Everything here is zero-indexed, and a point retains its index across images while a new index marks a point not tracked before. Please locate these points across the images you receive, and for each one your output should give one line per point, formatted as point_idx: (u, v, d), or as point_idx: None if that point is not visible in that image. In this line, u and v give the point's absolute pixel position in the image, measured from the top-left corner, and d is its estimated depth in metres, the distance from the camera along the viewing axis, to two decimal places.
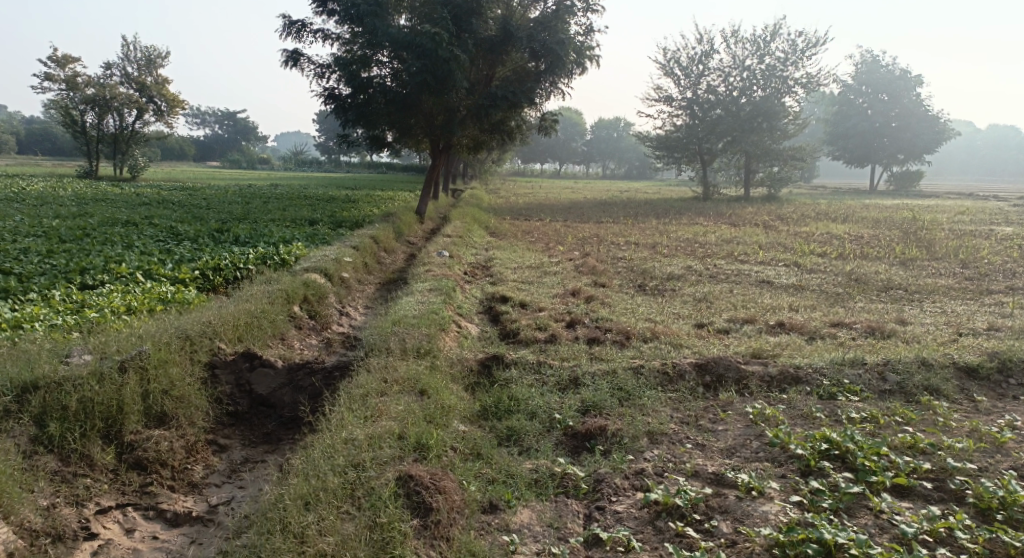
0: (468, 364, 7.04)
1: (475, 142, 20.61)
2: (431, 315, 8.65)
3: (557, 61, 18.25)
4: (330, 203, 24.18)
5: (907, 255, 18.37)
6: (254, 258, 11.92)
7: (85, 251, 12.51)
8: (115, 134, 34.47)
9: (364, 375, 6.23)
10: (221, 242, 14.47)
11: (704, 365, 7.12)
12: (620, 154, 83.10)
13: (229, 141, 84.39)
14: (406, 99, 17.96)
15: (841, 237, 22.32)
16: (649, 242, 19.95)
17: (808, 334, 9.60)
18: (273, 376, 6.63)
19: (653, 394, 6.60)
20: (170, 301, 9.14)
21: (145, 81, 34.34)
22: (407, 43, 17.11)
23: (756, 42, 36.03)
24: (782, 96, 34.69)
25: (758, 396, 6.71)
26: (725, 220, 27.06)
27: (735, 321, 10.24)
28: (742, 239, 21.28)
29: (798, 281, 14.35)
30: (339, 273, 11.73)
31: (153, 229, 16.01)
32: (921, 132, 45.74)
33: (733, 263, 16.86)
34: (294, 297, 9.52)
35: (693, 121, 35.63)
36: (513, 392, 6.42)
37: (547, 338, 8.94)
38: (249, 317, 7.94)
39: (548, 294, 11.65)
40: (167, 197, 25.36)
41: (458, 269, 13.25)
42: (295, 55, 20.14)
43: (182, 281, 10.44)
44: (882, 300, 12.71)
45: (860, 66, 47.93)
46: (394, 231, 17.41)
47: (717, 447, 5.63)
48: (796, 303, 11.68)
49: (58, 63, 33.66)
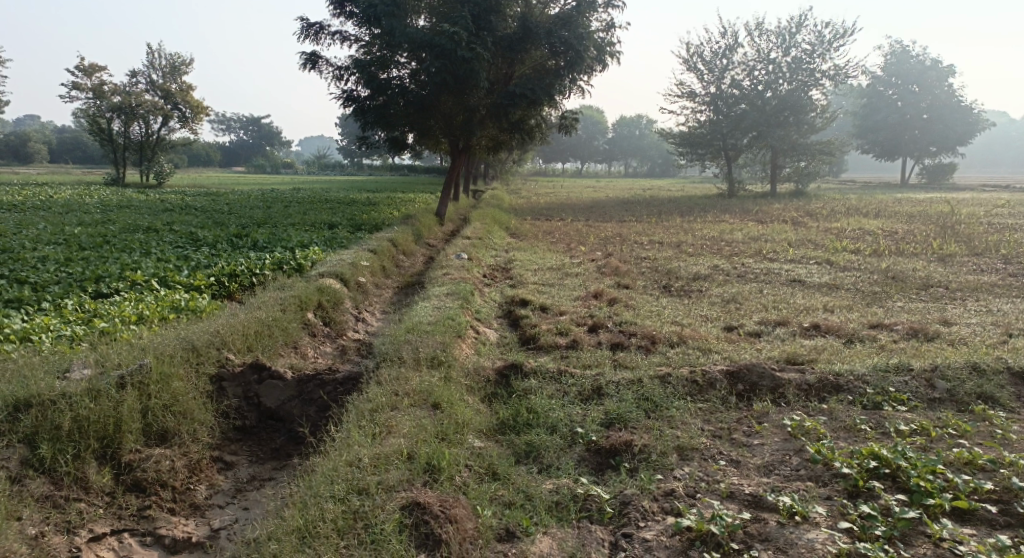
0: (484, 374, 6.69)
1: (495, 142, 20.26)
2: (447, 321, 8.31)
3: (577, 58, 17.88)
4: (352, 206, 23.99)
5: (945, 251, 17.71)
6: (271, 263, 11.68)
7: (102, 258, 12.33)
8: (140, 141, 34.63)
9: (375, 388, 5.90)
10: (239, 247, 14.26)
11: (736, 373, 6.69)
12: (643, 151, 82.27)
13: (253, 146, 84.90)
14: (425, 99, 17.67)
15: (874, 233, 21.68)
16: (674, 241, 19.48)
17: (845, 336, 9.12)
18: (282, 389, 6.33)
19: (682, 405, 6.19)
20: (183, 310, 8.89)
21: (170, 88, 34.42)
22: (426, 42, 16.81)
23: (781, 35, 35.34)
24: (809, 89, 33.92)
25: (795, 407, 6.28)
26: (752, 217, 26.47)
27: (766, 324, 9.78)
28: (771, 237, 20.71)
29: (831, 280, 13.81)
30: (356, 277, 11.44)
31: (172, 235, 15.85)
32: (953, 124, 44.60)
33: (762, 261, 16.35)
34: (308, 304, 9.24)
35: (718, 116, 35.10)
36: (533, 404, 6.05)
37: (569, 344, 8.56)
38: (260, 326, 7.68)
39: (570, 296, 11.26)
40: (190, 202, 25.36)
41: (478, 272, 12.90)
42: (314, 58, 19.94)
43: (196, 288, 10.20)
44: (921, 299, 12.16)
45: (889, 57, 46.88)
46: (413, 234, 17.11)
47: (754, 464, 5.22)
48: (830, 304, 11.19)
49: (84, 72, 33.90)
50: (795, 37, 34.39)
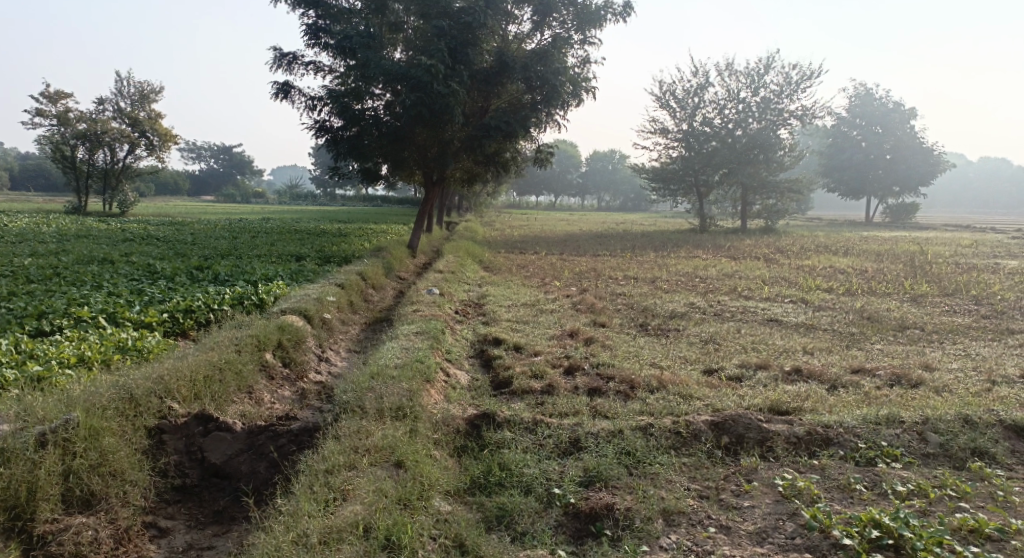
0: (454, 424, 6.21)
1: (469, 174, 19.91)
2: (415, 365, 7.82)
3: (553, 93, 17.70)
4: (321, 237, 23.45)
5: (917, 291, 17.65)
6: (230, 298, 11.10)
7: (49, 292, 11.67)
8: (105, 169, 33.78)
9: (330, 443, 5.44)
10: (199, 281, 13.66)
11: (721, 424, 6.28)
12: (615, 186, 82.76)
13: (223, 174, 83.78)
14: (398, 132, 17.31)
15: (845, 271, 21.64)
16: (648, 277, 19.22)
17: (829, 381, 8.79)
18: (230, 443, 5.98)
19: (666, 460, 5.77)
20: (129, 350, 8.33)
21: (138, 116, 33.72)
22: (401, 76, 16.43)
23: (750, 75, 35.73)
24: (778, 129, 34.29)
25: (784, 461, 5.88)
26: (725, 253, 26.38)
27: (747, 367, 9.43)
28: (745, 274, 20.55)
29: (809, 319, 13.58)
30: (321, 313, 10.90)
31: (130, 267, 15.20)
32: (916, 164, 45.35)
33: (738, 299, 16.11)
34: (266, 344, 8.73)
35: (688, 153, 35.13)
36: (505, 458, 5.59)
37: (544, 389, 8.11)
38: (211, 370, 7.20)
39: (545, 335, 10.83)
40: (152, 231, 24.57)
41: (449, 308, 12.42)
42: (286, 87, 19.54)
43: (147, 326, 9.61)
44: (900, 340, 11.93)
45: (853, 99, 47.71)
46: (384, 267, 16.63)
47: (745, 531, 4.82)
48: (810, 345, 10.89)
49: (48, 97, 33.07)
50: (764, 78, 34.79)
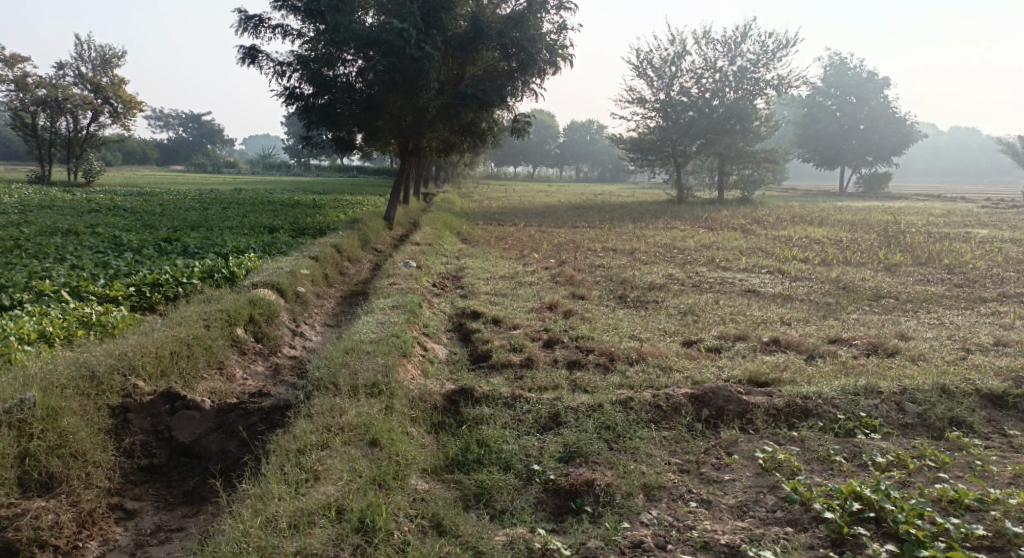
0: (430, 400, 6.07)
1: (445, 144, 19.60)
2: (390, 339, 7.66)
3: (529, 60, 17.39)
4: (295, 208, 23.05)
5: (891, 261, 17.75)
6: (199, 272, 10.82)
7: (10, 265, 11.30)
8: (67, 137, 32.95)
9: (302, 422, 5.29)
10: (167, 253, 13.34)
11: (701, 396, 6.20)
12: (592, 156, 82.48)
13: (194, 144, 82.18)
14: (371, 101, 16.99)
15: (821, 241, 21.72)
16: (626, 248, 19.13)
17: (807, 352, 8.77)
18: (198, 422, 5.83)
19: (646, 434, 5.68)
20: (93, 325, 8.06)
21: (100, 82, 32.84)
22: (374, 41, 16.05)
23: (727, 44, 35.46)
24: (754, 98, 34.20)
25: (764, 434, 5.82)
26: (702, 224, 26.36)
27: (726, 338, 9.38)
28: (721, 244, 20.54)
29: (786, 290, 13.57)
30: (294, 287, 10.66)
31: (96, 239, 14.81)
32: (889, 134, 45.55)
33: (716, 270, 16.09)
34: (237, 319, 8.51)
35: (665, 123, 34.96)
36: (483, 435, 5.47)
37: (522, 362, 7.99)
38: (179, 346, 6.99)
39: (522, 308, 10.70)
40: (120, 202, 24.01)
41: (425, 281, 12.24)
42: (253, 53, 19.01)
43: (113, 300, 9.34)
44: (876, 311, 11.96)
45: (829, 69, 47.69)
46: (359, 239, 16.35)
47: (726, 505, 4.74)
48: (788, 316, 10.87)
49: (7, 63, 32.06)
50: (741, 46, 34.59)
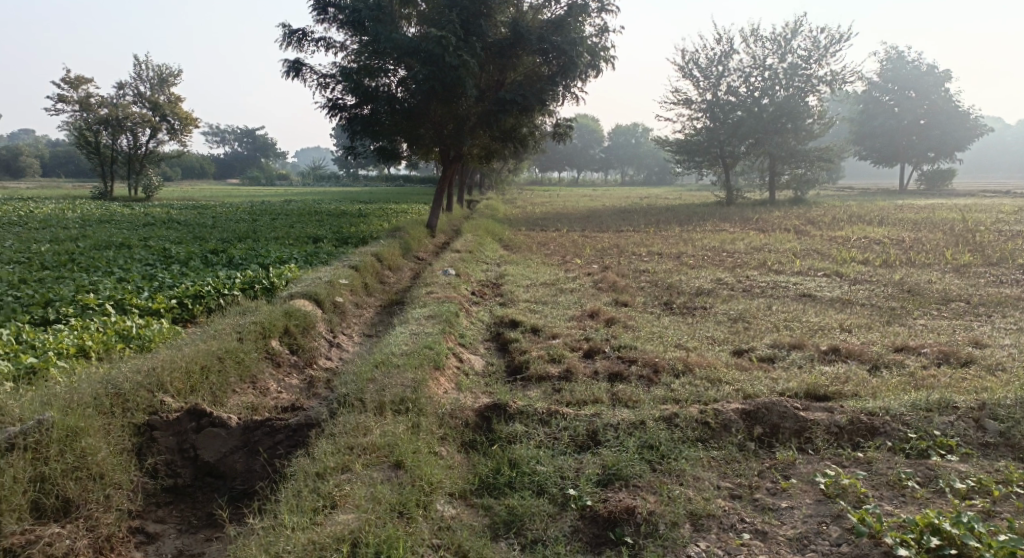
0: (462, 417, 5.74)
1: (487, 151, 19.34)
2: (423, 351, 7.37)
3: (570, 63, 17.00)
4: (340, 218, 23.08)
5: (958, 261, 16.82)
6: (240, 283, 10.71)
7: (59, 279, 11.38)
8: (127, 154, 33.70)
9: (323, 443, 5.05)
10: (212, 265, 13.33)
11: (753, 413, 5.74)
12: (639, 160, 81.58)
13: (248, 158, 83.87)
14: (413, 110, 16.88)
15: (881, 241, 20.81)
16: (674, 252, 18.58)
17: (868, 362, 8.21)
18: (224, 439, 5.56)
19: (693, 455, 5.27)
20: (131, 338, 7.93)
21: (158, 100, 33.51)
22: (413, 49, 15.89)
23: (777, 41, 34.58)
24: (807, 96, 33.18)
25: (824, 455, 5.34)
26: (753, 226, 25.60)
27: (779, 347, 8.85)
28: (774, 247, 19.83)
29: (844, 294, 12.91)
30: (332, 297, 10.45)
31: (144, 251, 14.92)
32: (950, 129, 43.78)
33: (768, 274, 15.46)
34: (272, 331, 8.31)
35: (713, 124, 34.19)
36: (516, 455, 5.14)
37: (561, 375, 7.62)
38: (210, 360, 6.77)
39: (563, 316, 10.32)
40: (173, 215, 24.41)
41: (465, 289, 11.96)
42: (297, 65, 19.06)
43: (154, 313, 9.24)
44: (943, 315, 11.24)
45: (886, 62, 46.07)
46: (401, 247, 16.20)
47: (784, 537, 4.37)
48: (847, 322, 10.26)
49: (70, 83, 33.00)
50: (792, 43, 33.66)
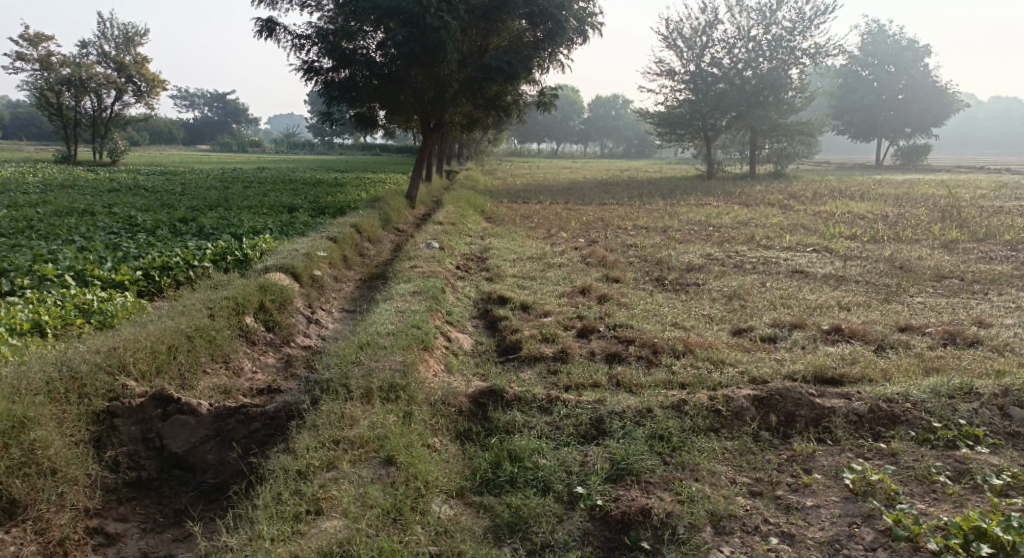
0: (455, 403, 5.34)
1: (469, 119, 18.72)
2: (410, 330, 6.93)
3: (557, 29, 16.37)
4: (316, 187, 22.38)
5: (946, 237, 16.60)
6: (211, 254, 10.10)
7: (15, 247, 10.69)
8: (91, 116, 32.48)
9: (303, 436, 4.63)
10: (180, 234, 12.67)
11: (766, 400, 5.38)
12: (618, 132, 80.97)
13: (219, 124, 81.88)
14: (393, 76, 16.17)
15: (867, 217, 20.56)
16: (659, 226, 18.22)
17: (874, 343, 7.87)
18: (193, 428, 5.09)
19: (706, 446, 4.90)
20: (92, 313, 7.37)
21: (123, 60, 32.26)
22: (393, 10, 15.17)
23: (761, 11, 34.05)
24: (789, 68, 32.74)
25: (844, 445, 4.99)
26: (736, 200, 25.29)
27: (780, 327, 8.50)
28: (760, 221, 19.53)
29: (837, 270, 12.60)
30: (309, 270, 9.91)
31: (109, 218, 14.17)
32: (928, 104, 43.71)
33: (757, 249, 15.14)
34: (246, 307, 7.79)
35: (695, 96, 33.72)
36: (516, 446, 4.77)
37: (556, 355, 7.25)
38: (178, 339, 6.26)
39: (554, 292, 9.90)
40: (141, 181, 23.51)
41: (449, 263, 11.46)
42: (270, 25, 18.23)
43: (118, 286, 8.66)
44: (939, 293, 10.96)
45: (866, 37, 45.62)
46: (380, 218, 15.65)
47: (813, 541, 4.07)
48: (846, 300, 9.94)
49: (29, 42, 31.64)
50: (776, 14, 33.17)
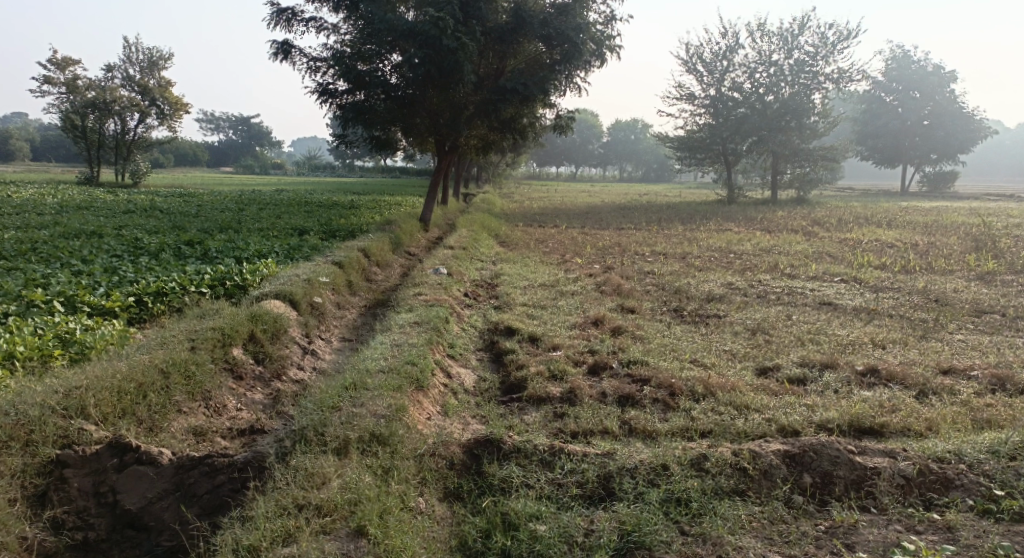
0: (445, 455, 4.80)
1: (485, 142, 18.24)
2: (405, 367, 6.36)
3: (574, 51, 15.89)
4: (330, 209, 22.01)
5: (982, 268, 15.81)
6: (208, 279, 9.55)
7: (10, 270, 10.24)
8: (115, 139, 32.44)
9: (262, 502, 4.29)
10: (184, 258, 12.21)
11: (799, 457, 4.76)
12: (638, 156, 80.51)
13: (243, 146, 82.46)
14: (408, 98, 15.84)
15: (895, 245, 19.83)
16: (678, 252, 17.60)
17: (914, 388, 7.20)
18: (151, 482, 4.61)
19: (730, 513, 4.32)
20: (71, 343, 6.85)
21: (147, 84, 32.31)
22: (408, 32, 14.76)
23: (783, 37, 33.55)
24: (812, 93, 32.09)
25: (891, 515, 4.37)
26: (758, 226, 24.64)
27: (809, 366, 7.84)
28: (783, 248, 18.86)
29: (868, 303, 11.91)
30: (309, 296, 9.36)
31: (115, 241, 13.77)
32: (954, 131, 42.81)
33: (782, 278, 14.48)
34: (233, 338, 7.23)
35: (716, 121, 33.17)
36: (511, 511, 4.33)
37: (564, 397, 6.63)
38: (150, 375, 5.71)
39: (565, 323, 9.30)
40: (156, 203, 23.25)
41: (457, 291, 10.91)
42: (286, 46, 17.92)
43: (107, 313, 8.15)
44: (980, 330, 10.22)
45: (890, 62, 44.91)
46: (391, 241, 15.17)
47: None
48: (880, 336, 9.26)
49: (56, 65, 31.78)
50: (798, 39, 32.64)
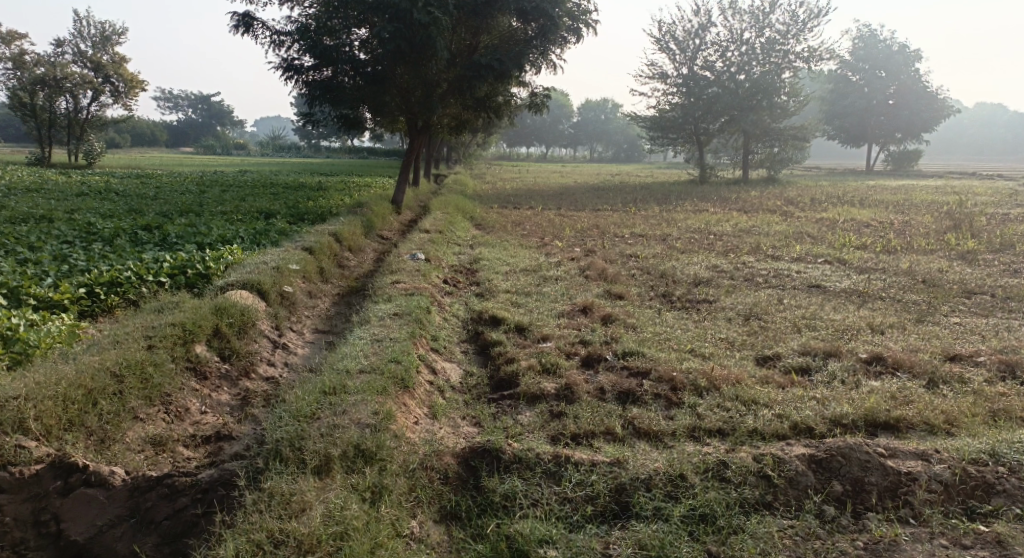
0: (439, 468, 4.45)
1: (458, 121, 17.61)
2: (387, 366, 5.83)
3: (550, 25, 15.25)
4: (297, 191, 21.23)
5: (963, 247, 15.63)
6: (167, 267, 8.85)
7: None
8: (68, 118, 31.05)
9: (232, 537, 3.92)
10: (141, 244, 11.46)
11: (826, 462, 4.38)
12: (607, 136, 80.14)
13: (204, 127, 80.39)
14: (378, 75, 15.05)
15: (873, 224, 19.64)
16: (658, 234, 17.20)
17: (924, 376, 6.85)
18: (101, 507, 4.27)
19: (759, 532, 3.98)
20: (12, 342, 6.17)
21: (100, 60, 30.94)
22: (376, 5, 14.02)
23: (754, 15, 33.21)
24: (782, 72, 31.79)
25: (934, 528, 4.04)
26: (733, 206, 24.38)
27: (812, 355, 7.44)
28: (762, 228, 18.55)
29: (856, 285, 11.59)
30: (278, 286, 8.75)
31: (66, 226, 12.92)
32: (918, 110, 42.96)
33: (765, 259, 14.13)
34: (196, 335, 6.63)
35: (688, 100, 32.78)
36: (517, 535, 4.00)
37: (560, 394, 6.15)
38: (101, 381, 5.12)
39: (552, 311, 8.81)
40: (113, 184, 22.29)
41: (436, 277, 10.36)
42: (247, 19, 17.05)
43: (55, 306, 7.45)
44: (974, 312, 9.94)
45: (857, 41, 44.69)
46: (363, 224, 14.54)
47: None
48: (877, 321, 8.91)
49: (3, 40, 30.31)
50: (769, 17, 32.30)
